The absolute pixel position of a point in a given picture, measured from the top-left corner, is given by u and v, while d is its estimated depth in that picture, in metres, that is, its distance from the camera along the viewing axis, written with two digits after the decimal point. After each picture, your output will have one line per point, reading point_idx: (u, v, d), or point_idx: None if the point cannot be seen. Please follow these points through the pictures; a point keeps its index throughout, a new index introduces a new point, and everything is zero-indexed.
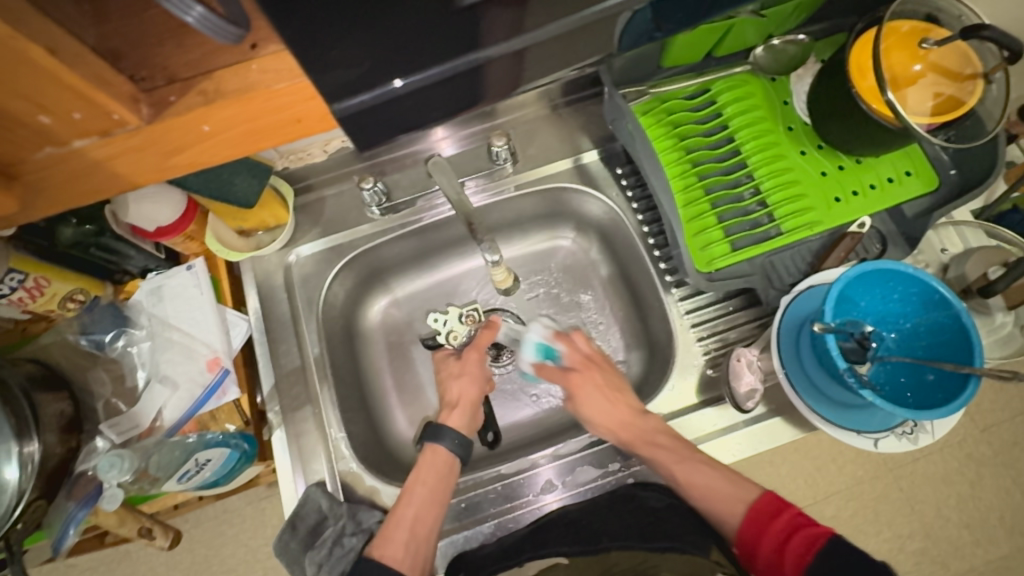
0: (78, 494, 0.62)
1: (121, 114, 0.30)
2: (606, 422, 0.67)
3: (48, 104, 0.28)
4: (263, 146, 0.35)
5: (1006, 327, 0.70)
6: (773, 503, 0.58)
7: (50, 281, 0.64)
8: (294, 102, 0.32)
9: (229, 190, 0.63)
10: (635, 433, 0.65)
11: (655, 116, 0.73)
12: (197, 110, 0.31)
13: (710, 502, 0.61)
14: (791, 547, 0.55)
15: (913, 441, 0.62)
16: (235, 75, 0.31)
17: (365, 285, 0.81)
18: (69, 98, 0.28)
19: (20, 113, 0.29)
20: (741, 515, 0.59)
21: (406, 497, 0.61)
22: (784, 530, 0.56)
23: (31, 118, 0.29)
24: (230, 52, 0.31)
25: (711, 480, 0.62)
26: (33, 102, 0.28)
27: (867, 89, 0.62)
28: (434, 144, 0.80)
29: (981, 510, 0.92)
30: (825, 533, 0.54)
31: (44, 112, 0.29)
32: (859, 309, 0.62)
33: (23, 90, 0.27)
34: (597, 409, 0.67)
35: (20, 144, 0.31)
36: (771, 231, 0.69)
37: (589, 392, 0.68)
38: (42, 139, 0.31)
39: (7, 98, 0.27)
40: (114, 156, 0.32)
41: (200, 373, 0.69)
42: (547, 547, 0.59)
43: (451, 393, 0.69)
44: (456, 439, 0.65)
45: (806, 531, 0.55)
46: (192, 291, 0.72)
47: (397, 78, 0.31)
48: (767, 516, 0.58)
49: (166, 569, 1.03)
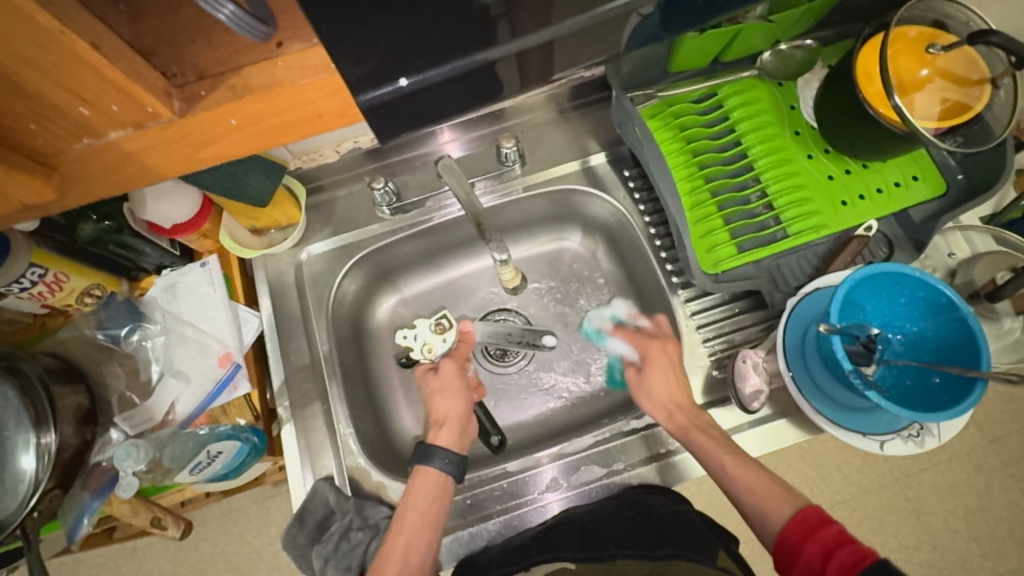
0: (92, 484, 0.65)
1: (155, 107, 0.31)
2: (660, 402, 0.67)
3: (89, 98, 0.30)
4: (283, 140, 0.36)
5: (1014, 333, 0.70)
6: (820, 514, 0.53)
7: (69, 276, 0.66)
8: (316, 99, 0.33)
9: (242, 189, 0.64)
10: (689, 417, 0.65)
11: (663, 119, 0.74)
12: (228, 104, 0.33)
13: (755, 498, 0.58)
14: (832, 564, 0.49)
15: (919, 444, 0.62)
16: (261, 71, 0.32)
17: (375, 284, 0.83)
18: (108, 91, 0.30)
19: (61, 104, 0.30)
20: (785, 518, 0.55)
21: (399, 528, 0.60)
22: (828, 543, 0.51)
23: (72, 109, 0.30)
24: (257, 49, 0.32)
25: (750, 478, 0.59)
26: (75, 95, 0.29)
27: (874, 94, 0.63)
28: (442, 146, 0.82)
29: (990, 522, 0.92)
30: (873, 554, 0.48)
31: (85, 104, 0.30)
32: (865, 311, 0.62)
33: (66, 81, 0.28)
34: (659, 384, 0.67)
35: (58, 134, 0.32)
36: (778, 234, 0.69)
37: (659, 367, 0.68)
38: (81, 130, 0.32)
39: (50, 89, 0.29)
40: (147, 147, 0.34)
41: (212, 368, 0.70)
42: (556, 552, 0.60)
43: (437, 407, 0.69)
44: (448, 459, 0.64)
45: (850, 548, 0.49)
46: (205, 289, 0.73)
47: (402, 78, 0.32)
48: (811, 523, 0.53)
49: (172, 566, 1.04)
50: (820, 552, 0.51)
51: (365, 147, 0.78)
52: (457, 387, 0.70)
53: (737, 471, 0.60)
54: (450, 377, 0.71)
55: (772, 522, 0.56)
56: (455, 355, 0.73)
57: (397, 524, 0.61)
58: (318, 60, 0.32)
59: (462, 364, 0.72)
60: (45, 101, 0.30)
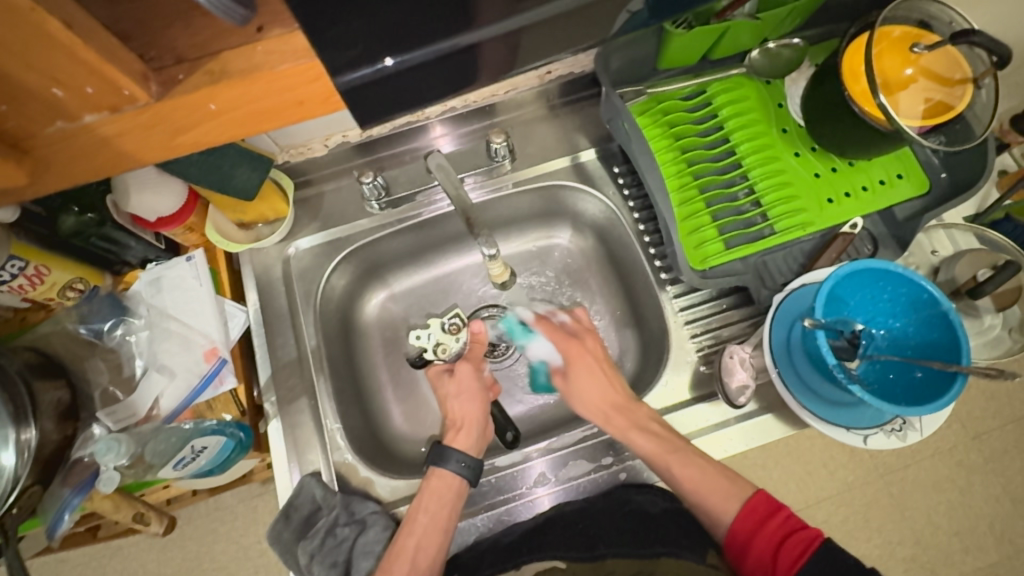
0: (73, 481, 0.64)
1: (131, 90, 0.31)
2: (593, 405, 0.68)
3: (62, 79, 0.29)
4: (266, 126, 0.35)
5: (994, 329, 0.71)
6: (768, 502, 0.60)
7: (50, 269, 0.65)
8: (297, 85, 0.33)
9: (228, 182, 0.64)
10: (626, 417, 0.66)
11: (651, 116, 0.74)
12: (205, 88, 0.32)
13: (702, 496, 0.62)
14: (784, 552, 0.56)
15: (902, 439, 0.63)
16: (240, 55, 0.32)
17: (364, 280, 0.82)
18: (83, 72, 0.29)
19: (34, 86, 0.29)
20: (735, 511, 0.61)
21: (408, 527, 0.61)
22: (778, 532, 0.58)
23: (44, 91, 0.30)
24: (236, 34, 0.32)
25: (696, 476, 0.62)
26: (47, 75, 0.29)
27: (859, 92, 0.64)
28: (431, 142, 0.81)
29: (971, 517, 0.93)
30: (819, 537, 0.56)
31: (58, 85, 0.30)
32: (849, 307, 0.63)
33: (38, 61, 0.28)
34: (592, 388, 0.69)
35: (33, 117, 0.32)
36: (765, 231, 0.70)
37: (582, 369, 0.70)
38: (55, 113, 0.32)
39: (21, 69, 0.28)
40: (123, 132, 0.33)
41: (197, 363, 0.70)
42: (545, 550, 0.61)
43: (453, 409, 0.70)
44: (464, 461, 0.65)
45: (800, 535, 0.57)
46: (190, 283, 0.73)
47: (386, 57, 0.32)
48: (762, 515, 0.59)
49: (157, 566, 1.03)
50: (774, 537, 0.58)
51: (354, 141, 0.78)
52: (474, 386, 0.71)
53: (684, 472, 0.62)
54: (466, 377, 0.71)
55: (720, 518, 0.62)
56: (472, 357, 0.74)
57: (407, 525, 0.62)
58: (299, 44, 0.32)
59: (477, 365, 0.73)
60: (17, 82, 0.29)
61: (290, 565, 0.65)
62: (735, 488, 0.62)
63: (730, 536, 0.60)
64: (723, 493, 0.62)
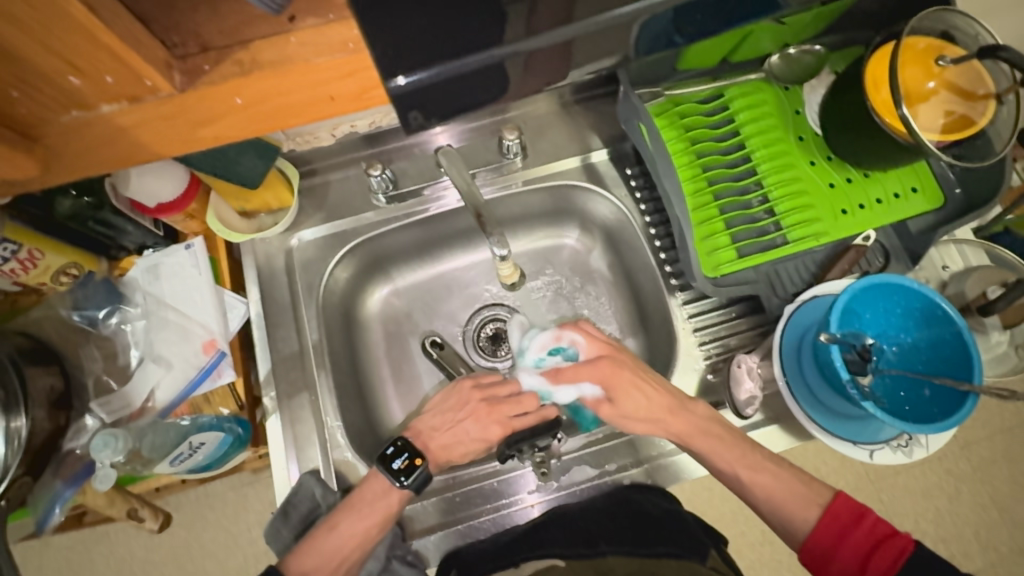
0: (66, 472, 0.63)
1: (154, 80, 0.30)
2: (643, 415, 0.65)
3: (80, 64, 0.28)
4: (291, 123, 0.34)
5: (1001, 346, 0.71)
6: (851, 508, 0.57)
7: (44, 253, 0.62)
8: (331, 79, 0.33)
9: (233, 168, 0.61)
10: (685, 420, 0.64)
11: (668, 118, 0.73)
12: (233, 80, 0.31)
13: (777, 504, 0.60)
14: (876, 561, 0.53)
15: (908, 454, 0.63)
16: (272, 46, 0.31)
17: (367, 273, 0.80)
18: (104, 59, 0.27)
19: (49, 71, 0.28)
20: (814, 519, 0.58)
21: (353, 506, 0.61)
22: (867, 540, 0.55)
23: (61, 77, 0.28)
24: (266, 22, 0.31)
25: (769, 482, 0.61)
26: (65, 61, 0.27)
27: (881, 102, 0.62)
28: (429, 140, 0.79)
29: (956, 524, 0.94)
30: (911, 542, 0.53)
31: (76, 73, 0.28)
32: (863, 321, 0.62)
33: (56, 46, 0.26)
34: (637, 401, 0.65)
35: (46, 104, 0.30)
36: (778, 240, 0.69)
37: (629, 391, 0.65)
38: (70, 101, 0.30)
39: (37, 53, 0.26)
40: (142, 123, 0.32)
41: (195, 355, 0.68)
42: (545, 549, 0.60)
43: (433, 444, 0.66)
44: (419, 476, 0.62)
45: (891, 542, 0.54)
46: (189, 271, 0.71)
47: (399, 76, 0.32)
48: (847, 522, 0.56)
49: (144, 552, 1.02)
50: (866, 542, 0.55)
51: (362, 131, 0.76)
52: (476, 436, 0.67)
53: (757, 480, 0.61)
54: (491, 429, 0.67)
55: (797, 524, 0.59)
56: (483, 388, 0.69)
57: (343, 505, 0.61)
58: (335, 37, 0.31)
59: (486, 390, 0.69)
60: (33, 67, 0.27)
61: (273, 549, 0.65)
62: (811, 493, 0.60)
63: (808, 546, 0.57)
64: (795, 501, 0.60)
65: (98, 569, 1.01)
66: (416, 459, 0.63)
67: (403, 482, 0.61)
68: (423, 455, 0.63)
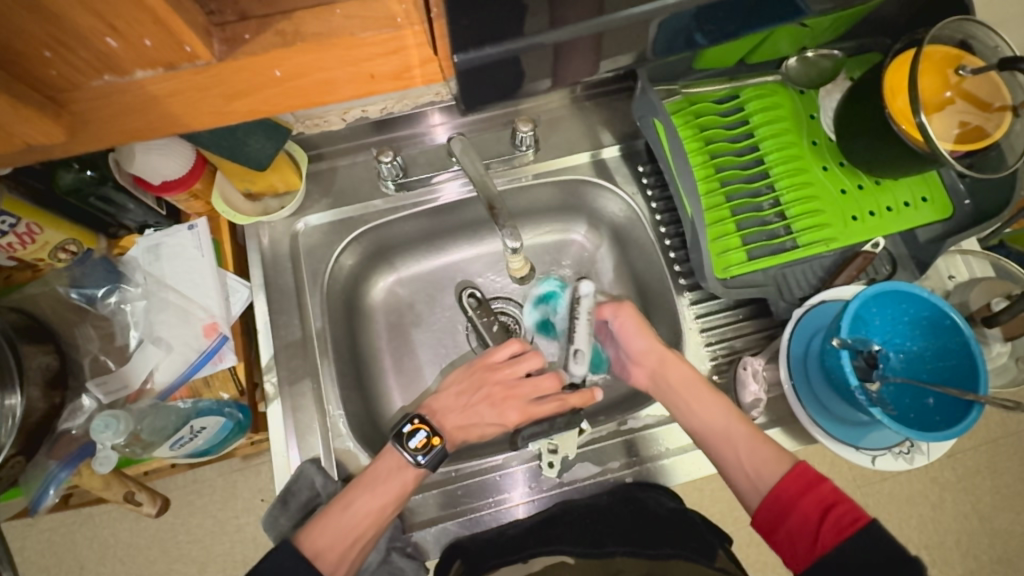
0: (59, 454, 0.62)
1: (194, 46, 0.29)
2: (641, 358, 0.67)
3: (120, 27, 0.26)
4: (327, 98, 0.34)
5: (1001, 358, 0.71)
6: (806, 476, 0.56)
7: (42, 228, 0.61)
8: (374, 56, 0.32)
9: (242, 150, 0.60)
10: (675, 369, 0.65)
11: (684, 117, 0.73)
12: (275, 51, 0.30)
13: (743, 459, 0.60)
14: (828, 523, 0.53)
15: (908, 461, 0.63)
16: (315, 18, 0.31)
17: (371, 262, 0.79)
18: (145, 21, 0.26)
19: (87, 31, 0.26)
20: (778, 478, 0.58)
21: (367, 485, 0.60)
22: (824, 501, 0.54)
23: (97, 39, 0.27)
24: None
25: (744, 444, 0.60)
26: (105, 22, 0.26)
27: (898, 109, 0.61)
28: (428, 130, 0.78)
29: (939, 532, 0.95)
30: (865, 516, 0.52)
31: (114, 35, 0.27)
32: (872, 327, 0.62)
33: (97, 6, 0.25)
34: (633, 339, 0.67)
35: (78, 68, 0.28)
36: (788, 244, 0.69)
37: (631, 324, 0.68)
38: (102, 66, 0.29)
39: (76, 12, 0.25)
40: (175, 92, 0.31)
41: (196, 338, 0.67)
42: (552, 545, 0.59)
43: (448, 424, 0.66)
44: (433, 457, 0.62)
45: (845, 509, 0.53)
46: (191, 253, 0.69)
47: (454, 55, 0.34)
48: (806, 483, 0.56)
49: (129, 536, 1.00)
50: (816, 508, 0.54)
51: (373, 117, 0.75)
52: (491, 420, 0.67)
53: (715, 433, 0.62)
54: (507, 413, 0.67)
55: (752, 499, 0.59)
56: (494, 368, 0.68)
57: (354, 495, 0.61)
58: (382, 12, 0.31)
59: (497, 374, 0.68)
60: (70, 26, 0.26)
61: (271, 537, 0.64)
62: (773, 460, 0.59)
63: (768, 498, 0.57)
64: (767, 458, 0.59)
65: (82, 552, 0.99)
66: (433, 438, 0.63)
67: (419, 460, 0.61)
68: (441, 433, 0.64)
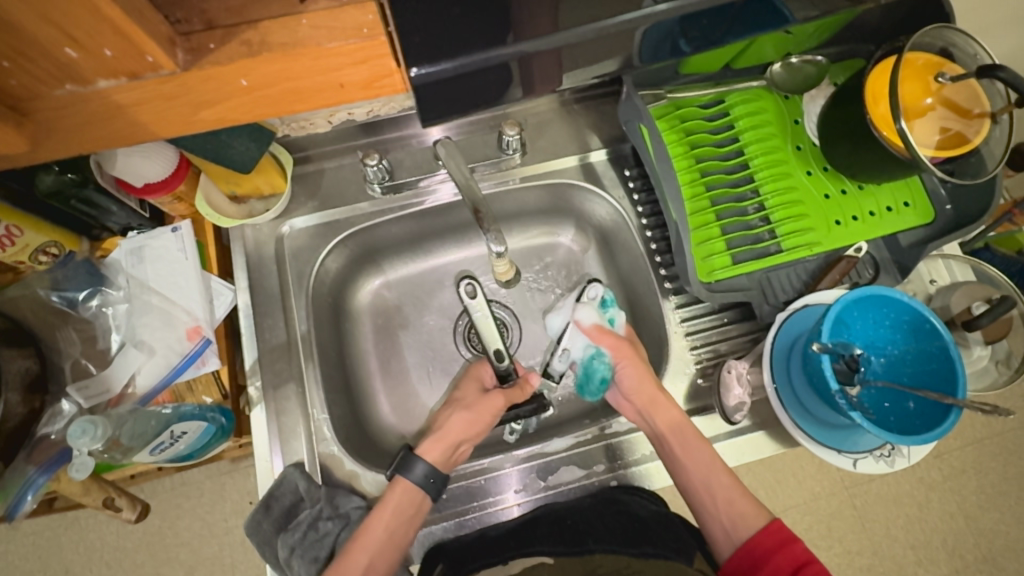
0: (39, 458, 0.60)
1: (156, 56, 0.29)
2: (632, 396, 0.67)
3: (78, 37, 0.26)
4: (294, 108, 0.35)
5: (982, 360, 0.72)
6: (778, 535, 0.59)
7: (24, 230, 0.60)
8: (341, 65, 0.32)
9: (225, 152, 0.59)
10: (664, 411, 0.64)
11: (670, 121, 0.73)
12: (240, 61, 0.30)
13: (730, 509, 0.62)
14: None
15: (890, 464, 0.64)
16: (283, 27, 0.31)
17: (358, 264, 0.79)
18: (105, 32, 0.26)
19: (45, 42, 0.26)
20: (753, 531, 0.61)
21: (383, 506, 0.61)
22: (796, 558, 0.57)
23: (57, 50, 0.27)
24: (279, 3, 0.31)
25: (724, 491, 0.63)
26: (63, 33, 0.26)
27: (879, 116, 0.62)
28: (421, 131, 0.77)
29: (926, 531, 0.96)
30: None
31: (73, 45, 0.27)
32: (853, 331, 0.63)
33: (55, 17, 0.25)
34: (632, 378, 0.67)
35: (39, 78, 0.28)
36: (771, 248, 0.69)
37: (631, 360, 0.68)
38: (65, 76, 0.29)
39: (35, 24, 0.25)
40: (139, 102, 0.31)
41: (178, 341, 0.66)
42: (532, 546, 0.59)
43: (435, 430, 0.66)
44: (430, 475, 0.62)
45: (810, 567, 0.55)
46: (175, 255, 0.69)
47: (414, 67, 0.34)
48: (776, 541, 0.59)
49: (115, 540, 0.99)
50: (787, 564, 0.57)
51: (359, 119, 0.75)
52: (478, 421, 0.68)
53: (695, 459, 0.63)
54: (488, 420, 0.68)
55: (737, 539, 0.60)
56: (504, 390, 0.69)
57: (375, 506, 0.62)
58: (350, 23, 0.31)
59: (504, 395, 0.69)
60: (27, 37, 0.26)
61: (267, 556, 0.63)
62: (751, 515, 0.61)
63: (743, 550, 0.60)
64: (740, 500, 0.62)
65: (68, 556, 0.98)
66: None
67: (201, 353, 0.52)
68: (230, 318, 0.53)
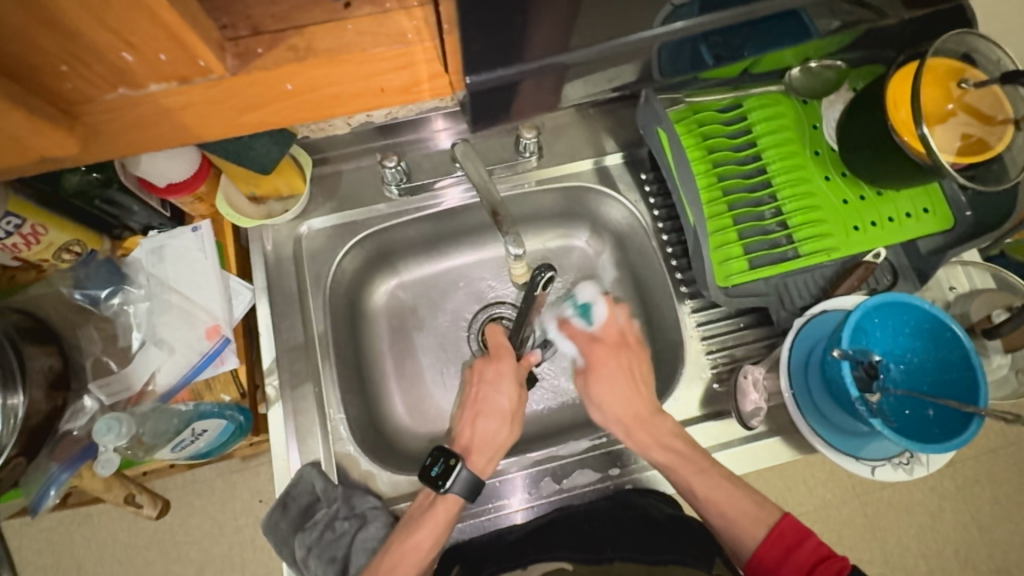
0: (61, 455, 0.62)
1: (207, 61, 0.30)
2: (616, 413, 0.66)
3: (136, 43, 0.27)
4: (336, 111, 0.35)
5: (1002, 369, 0.71)
6: (796, 528, 0.59)
7: (48, 229, 0.61)
8: (384, 70, 0.34)
9: (247, 153, 0.59)
10: (648, 432, 0.64)
11: (687, 125, 0.74)
12: (288, 65, 0.32)
13: (736, 526, 0.61)
14: None
15: (908, 472, 0.64)
16: (327, 33, 0.32)
17: (374, 265, 0.79)
18: (161, 38, 0.27)
19: (103, 47, 0.27)
20: (762, 537, 0.60)
21: (411, 525, 0.60)
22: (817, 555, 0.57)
23: (113, 54, 0.28)
24: (322, 9, 0.32)
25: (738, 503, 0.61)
26: (121, 38, 0.27)
27: (900, 121, 0.61)
28: (434, 135, 0.78)
29: (938, 541, 0.95)
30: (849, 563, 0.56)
31: (129, 50, 0.28)
32: (873, 337, 0.62)
33: (116, 24, 0.26)
34: (613, 394, 0.66)
35: (93, 82, 0.29)
36: (789, 253, 0.69)
37: (611, 372, 0.68)
38: (118, 80, 0.30)
39: (97, 30, 0.26)
40: (187, 105, 0.32)
41: (198, 341, 0.67)
42: (551, 551, 0.58)
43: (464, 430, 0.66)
44: (472, 485, 0.62)
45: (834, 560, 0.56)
46: (195, 255, 0.69)
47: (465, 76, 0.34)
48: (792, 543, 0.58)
49: (127, 536, 1.00)
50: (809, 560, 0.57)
51: (377, 122, 0.75)
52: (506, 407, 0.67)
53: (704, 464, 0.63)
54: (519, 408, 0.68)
55: (746, 542, 0.60)
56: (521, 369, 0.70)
57: (408, 522, 0.61)
58: (393, 28, 0.33)
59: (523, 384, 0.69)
60: (87, 43, 0.27)
61: (282, 554, 0.63)
62: (762, 514, 0.61)
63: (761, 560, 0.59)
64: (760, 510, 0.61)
65: (81, 551, 0.99)
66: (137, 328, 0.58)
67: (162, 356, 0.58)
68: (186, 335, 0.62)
